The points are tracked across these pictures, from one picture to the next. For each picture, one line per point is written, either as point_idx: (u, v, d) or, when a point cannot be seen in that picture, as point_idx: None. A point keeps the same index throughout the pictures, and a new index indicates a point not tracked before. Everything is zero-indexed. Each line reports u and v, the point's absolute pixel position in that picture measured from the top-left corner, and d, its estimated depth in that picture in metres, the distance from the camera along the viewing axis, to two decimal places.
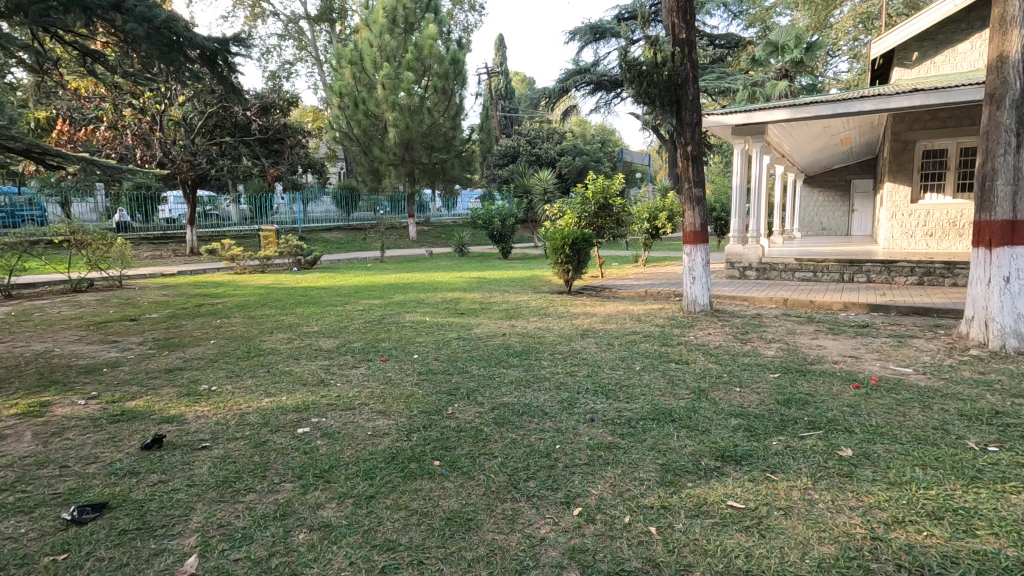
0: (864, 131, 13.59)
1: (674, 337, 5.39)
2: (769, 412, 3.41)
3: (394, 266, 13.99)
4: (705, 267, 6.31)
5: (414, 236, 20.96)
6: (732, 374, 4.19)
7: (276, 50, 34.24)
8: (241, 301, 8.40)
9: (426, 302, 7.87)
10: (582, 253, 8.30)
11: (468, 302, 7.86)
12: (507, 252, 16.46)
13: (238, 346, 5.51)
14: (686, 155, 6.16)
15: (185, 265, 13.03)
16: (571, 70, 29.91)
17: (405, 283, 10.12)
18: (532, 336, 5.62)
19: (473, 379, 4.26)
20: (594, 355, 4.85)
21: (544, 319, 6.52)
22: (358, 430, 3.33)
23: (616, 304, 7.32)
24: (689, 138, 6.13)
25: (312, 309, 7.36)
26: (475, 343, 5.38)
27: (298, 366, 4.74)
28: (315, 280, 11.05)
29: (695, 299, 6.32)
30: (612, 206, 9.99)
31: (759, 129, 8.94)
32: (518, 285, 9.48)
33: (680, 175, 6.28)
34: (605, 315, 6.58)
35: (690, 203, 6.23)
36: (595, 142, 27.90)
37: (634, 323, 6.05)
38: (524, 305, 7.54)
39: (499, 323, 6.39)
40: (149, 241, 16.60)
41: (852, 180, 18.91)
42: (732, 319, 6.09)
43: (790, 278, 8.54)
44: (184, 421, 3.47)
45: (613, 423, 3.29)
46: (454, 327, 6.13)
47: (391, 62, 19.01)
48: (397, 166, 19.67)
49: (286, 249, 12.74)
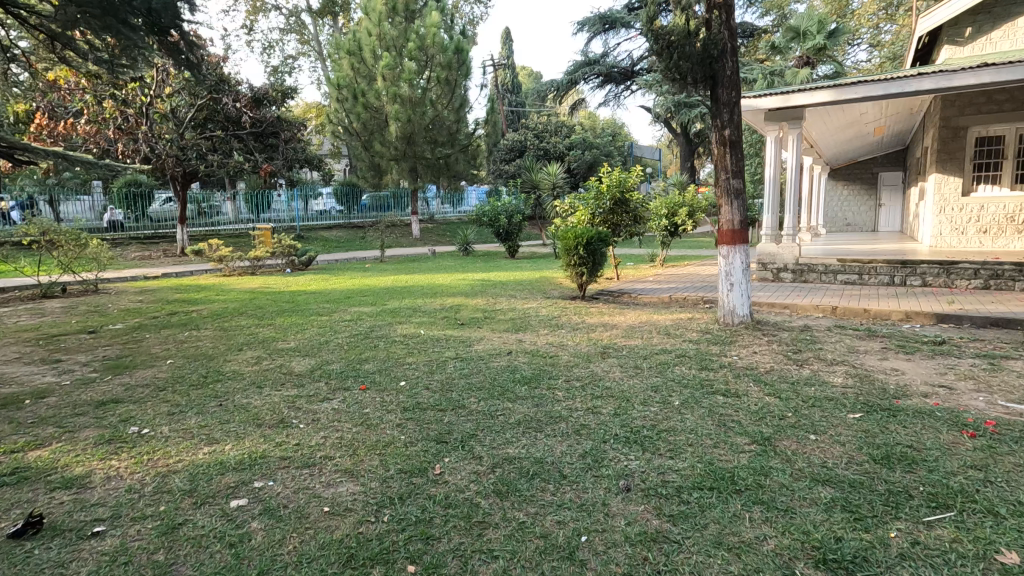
0: (901, 119, 12.56)
1: (713, 357, 4.49)
2: (869, 479, 2.51)
3: (394, 267, 13.18)
4: (745, 272, 5.39)
5: (417, 234, 20.09)
6: (799, 414, 3.28)
7: (279, 45, 33.49)
8: (218, 309, 7.56)
9: (423, 310, 7.02)
10: (598, 254, 7.40)
11: (470, 310, 6.97)
12: (514, 250, 15.61)
13: (195, 369, 4.66)
14: (723, 140, 5.26)
15: (171, 267, 12.24)
16: (580, 61, 28.92)
17: (402, 286, 9.27)
18: (543, 355, 4.74)
19: (470, 419, 3.39)
20: (620, 383, 3.96)
21: (557, 332, 5.64)
22: (311, 503, 2.47)
23: (639, 312, 6.42)
24: (726, 120, 5.23)
25: (294, 320, 6.52)
26: (475, 364, 4.51)
27: (257, 398, 3.88)
28: (307, 283, 10.22)
29: (733, 309, 5.42)
30: (629, 201, 9.08)
31: (794, 115, 7.99)
32: (526, 289, 8.60)
33: (715, 163, 5.38)
34: (627, 328, 5.68)
35: (727, 195, 5.30)
36: (604, 135, 26.92)
37: (663, 338, 5.15)
38: (533, 313, 6.66)
39: (503, 337, 5.52)
40: (139, 240, 15.85)
41: (879, 172, 17.83)
42: (778, 333, 5.17)
43: (831, 281, 7.61)
44: (86, 487, 2.64)
45: (657, 497, 2.41)
46: (451, 342, 5.27)
47: (392, 51, 18.09)
48: (399, 161, 18.78)
49: (279, 249, 11.95)
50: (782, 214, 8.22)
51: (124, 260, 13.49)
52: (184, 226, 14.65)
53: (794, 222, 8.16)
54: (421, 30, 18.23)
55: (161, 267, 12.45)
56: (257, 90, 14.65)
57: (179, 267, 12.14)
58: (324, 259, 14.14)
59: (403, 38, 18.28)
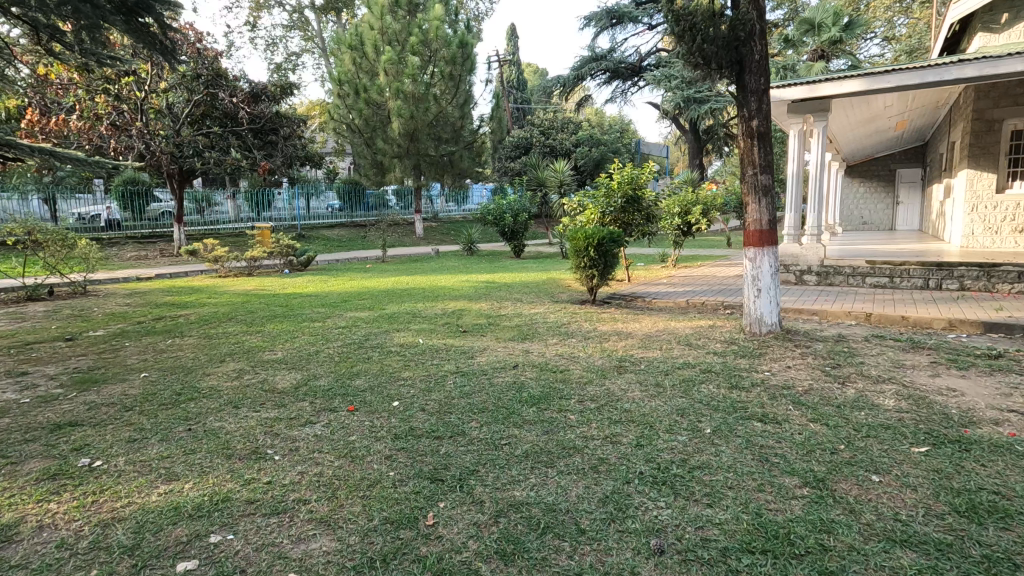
0: (924, 114, 12.01)
1: (743, 373, 4.02)
2: (958, 539, 2.04)
3: (396, 267, 12.76)
4: (774, 278, 4.88)
5: (420, 233, 19.67)
6: (854, 447, 2.81)
7: (282, 42, 33.16)
8: (207, 314, 7.14)
9: (423, 315, 6.57)
10: (610, 256, 6.92)
11: (473, 315, 6.54)
12: (519, 250, 15.18)
13: (170, 385, 4.22)
14: (750, 131, 4.78)
15: (166, 267, 11.85)
16: (587, 57, 28.41)
17: (403, 289, 8.83)
18: (552, 370, 4.28)
19: (471, 451, 2.94)
20: (641, 405, 3.50)
21: (568, 342, 5.19)
22: (275, 567, 2.03)
23: (655, 319, 5.95)
24: (753, 110, 4.76)
25: (285, 326, 6.09)
26: (476, 381, 4.06)
27: (232, 421, 3.43)
28: (304, 284, 9.81)
29: (761, 318, 4.94)
30: (641, 199, 8.61)
31: (819, 106, 7.49)
32: (533, 292, 8.15)
33: (741, 157, 4.90)
34: (643, 337, 5.22)
35: (755, 192, 4.81)
36: (612, 132, 26.41)
37: (684, 349, 4.68)
38: (540, 319, 6.20)
39: (509, 347, 5.07)
40: (136, 239, 15.49)
41: (897, 169, 17.24)
42: (812, 344, 4.69)
43: (860, 284, 7.12)
44: (8, 543, 2.20)
45: (699, 564, 1.95)
46: (452, 353, 4.83)
47: (394, 45, 17.61)
48: (402, 158, 18.32)
49: (277, 249, 11.55)
50: (805, 213, 7.72)
51: (119, 260, 13.13)
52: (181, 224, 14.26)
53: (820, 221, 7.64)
54: (424, 24, 17.78)
55: (156, 267, 12.07)
56: (256, 84, 14.31)
57: (174, 267, 11.76)
58: (324, 259, 13.74)
59: (406, 32, 17.83)
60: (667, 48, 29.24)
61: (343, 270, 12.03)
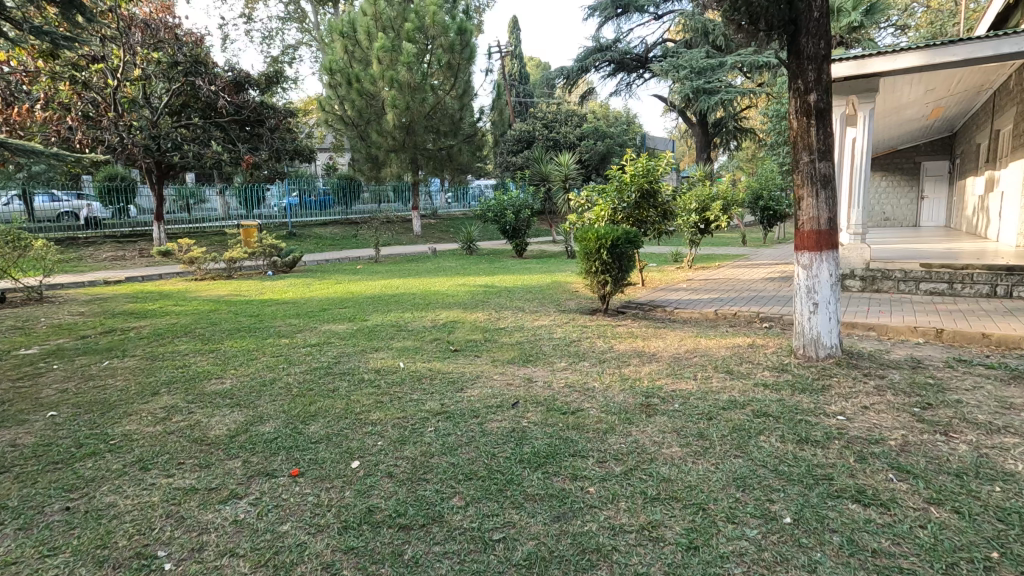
0: (962, 101, 10.99)
1: (811, 420, 3.09)
2: None
3: (388, 268, 11.89)
4: (834, 288, 3.96)
5: (418, 230, 18.76)
6: (1016, 559, 1.88)
7: (278, 34, 32.15)
8: (163, 327, 6.21)
9: (409, 330, 5.68)
10: (626, 260, 6.01)
11: (468, 330, 5.62)
12: (521, 249, 14.35)
13: (76, 430, 3.30)
14: (807, 108, 3.84)
15: (138, 269, 10.95)
16: (591, 48, 27.41)
17: (391, 294, 7.94)
18: (561, 412, 3.35)
19: (449, 557, 2.03)
20: (684, 472, 2.58)
21: (580, 367, 4.26)
22: None
23: (681, 335, 5.05)
24: (811, 81, 3.83)
25: (246, 344, 5.18)
26: (463, 429, 3.14)
27: (130, 496, 2.52)
28: (285, 289, 8.91)
29: (816, 338, 4.00)
30: (656, 193, 7.71)
31: (865, 86, 6.51)
32: (536, 299, 7.26)
33: (792, 141, 3.98)
34: (670, 361, 4.30)
35: (811, 183, 3.88)
36: (618, 124, 25.46)
37: (725, 380, 3.76)
38: (545, 335, 5.30)
39: (507, 374, 4.16)
40: (115, 238, 14.58)
41: (923, 162, 16.24)
42: (886, 374, 3.74)
43: (913, 291, 6.17)
44: None
45: None
46: (438, 384, 3.92)
47: (389, 32, 16.64)
48: (398, 152, 17.38)
49: (259, 250, 10.66)
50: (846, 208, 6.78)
51: (92, 261, 12.28)
52: (161, 222, 13.40)
53: (864, 218, 6.69)
54: (420, 9, 16.81)
55: (129, 269, 11.21)
56: (238, 72, 13.40)
57: (147, 269, 10.89)
58: (312, 259, 12.87)
59: (401, 17, 16.86)
60: (674, 38, 28.23)
61: (331, 272, 11.13)
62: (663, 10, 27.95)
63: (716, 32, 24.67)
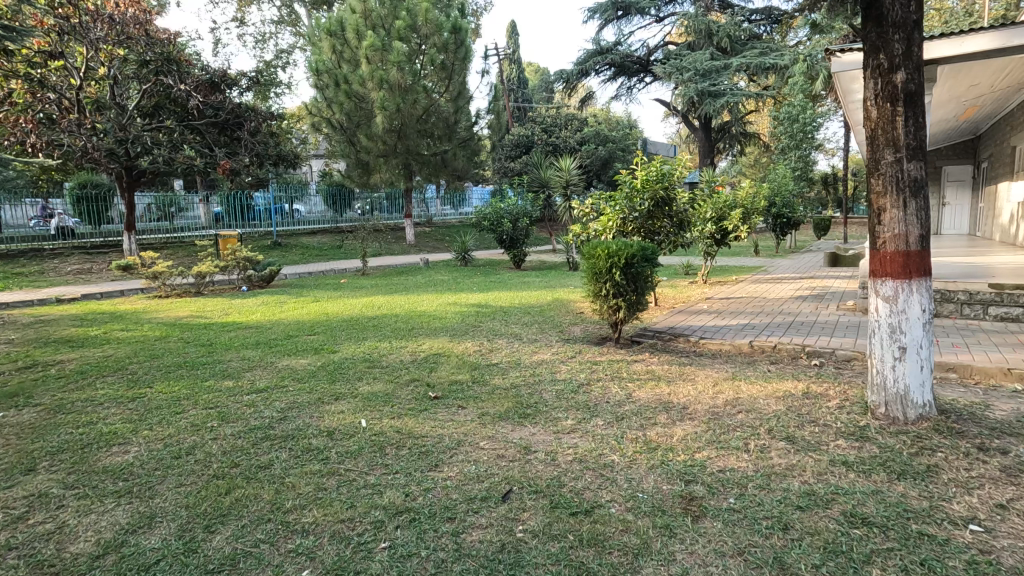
0: (998, 100, 10.08)
1: (935, 533, 2.12)
2: None
3: (374, 281, 10.95)
4: (927, 326, 3.00)
5: (411, 239, 17.90)
6: None
7: (271, 38, 31.21)
8: (92, 361, 5.22)
9: (383, 369, 4.70)
10: (643, 281, 5.05)
11: (453, 368, 4.64)
12: (519, 260, 13.49)
13: None
14: (892, 91, 2.91)
15: (101, 285, 9.97)
16: (591, 50, 26.58)
17: (370, 317, 6.97)
18: (571, 512, 2.39)
19: None
20: None
21: (591, 429, 3.27)
22: None
23: (714, 377, 4.10)
24: (898, 54, 2.90)
25: (179, 389, 4.19)
26: (431, 546, 2.18)
27: None
28: (253, 308, 7.95)
29: (904, 394, 3.03)
30: (672, 200, 6.77)
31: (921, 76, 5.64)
32: (536, 322, 6.35)
33: (870, 134, 3.05)
34: (709, 419, 3.33)
35: (894, 189, 2.95)
36: (620, 129, 24.64)
37: (790, 454, 2.81)
38: (544, 376, 4.33)
39: (498, 438, 3.20)
40: (84, 250, 13.56)
41: (943, 166, 15.40)
42: (1008, 446, 2.79)
43: (980, 316, 5.26)
44: None
45: None
46: (403, 458, 2.95)
47: (379, 31, 15.73)
48: (389, 157, 16.48)
49: (231, 264, 9.70)
50: None
51: (55, 275, 11.32)
52: (132, 232, 12.47)
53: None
54: (412, 6, 15.94)
55: (90, 285, 10.26)
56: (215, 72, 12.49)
57: (109, 284, 9.96)
58: (293, 271, 11.99)
59: (392, 16, 16.01)
60: (676, 41, 27.49)
61: (310, 287, 10.19)
62: (665, 12, 27.20)
63: (720, 33, 23.89)
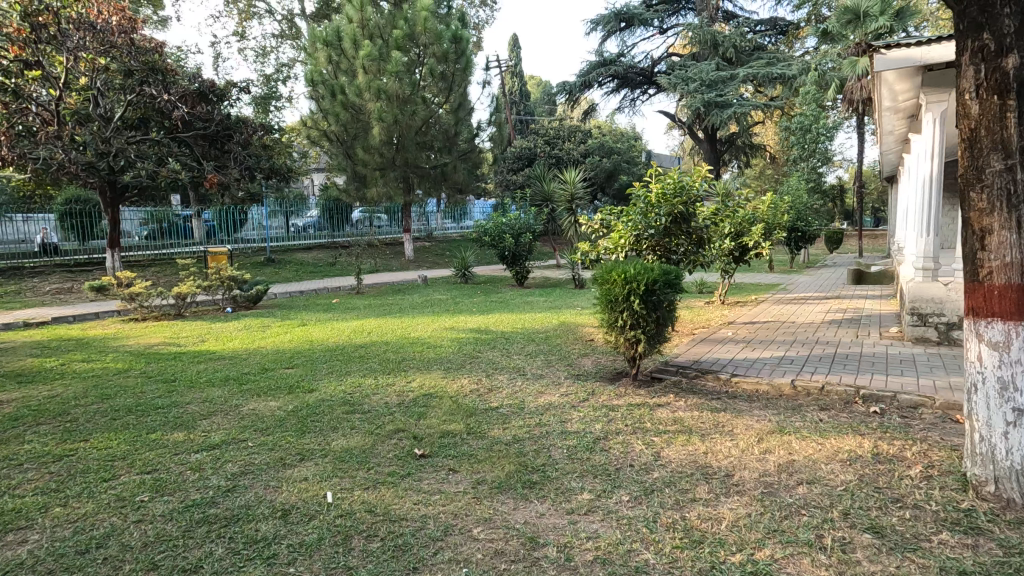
0: None
1: None
2: None
3: (368, 301, 10.31)
4: None
5: (410, 255, 17.32)
6: None
7: (271, 52, 30.89)
8: (33, 403, 4.53)
9: (363, 417, 4.00)
10: (665, 310, 4.37)
11: (445, 414, 3.95)
12: (523, 277, 12.85)
13: None
14: (1002, 81, 2.26)
15: (76, 307, 9.33)
16: (594, 62, 26.12)
17: (358, 345, 6.31)
18: None
19: None
20: None
21: (614, 509, 2.59)
22: None
23: (756, 431, 3.42)
24: (1010, 31, 2.25)
25: (117, 445, 3.50)
26: None
27: None
28: (232, 335, 7.29)
29: (1021, 469, 2.35)
30: (691, 215, 6.13)
31: None
32: (542, 352, 5.66)
33: (968, 135, 2.39)
34: (762, 496, 2.64)
35: (1004, 204, 2.29)
36: (624, 141, 24.12)
37: (882, 557, 2.12)
38: (553, 426, 3.64)
39: (496, 524, 2.51)
40: (67, 268, 12.87)
41: None
42: None
43: None
44: None
45: None
46: (371, 558, 2.26)
47: (376, 40, 15.24)
48: (387, 170, 15.93)
49: (215, 283, 9.07)
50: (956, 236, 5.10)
51: (32, 296, 10.69)
52: (116, 249, 11.87)
53: (937, 247, 5.29)
54: (410, 15, 15.46)
55: (65, 306, 9.63)
56: (203, 82, 11.98)
57: (85, 306, 9.33)
58: (283, 290, 11.37)
59: (390, 25, 15.54)
60: (681, 52, 27.06)
61: (298, 308, 9.54)
62: (667, 24, 26.88)
63: (725, 43, 23.47)
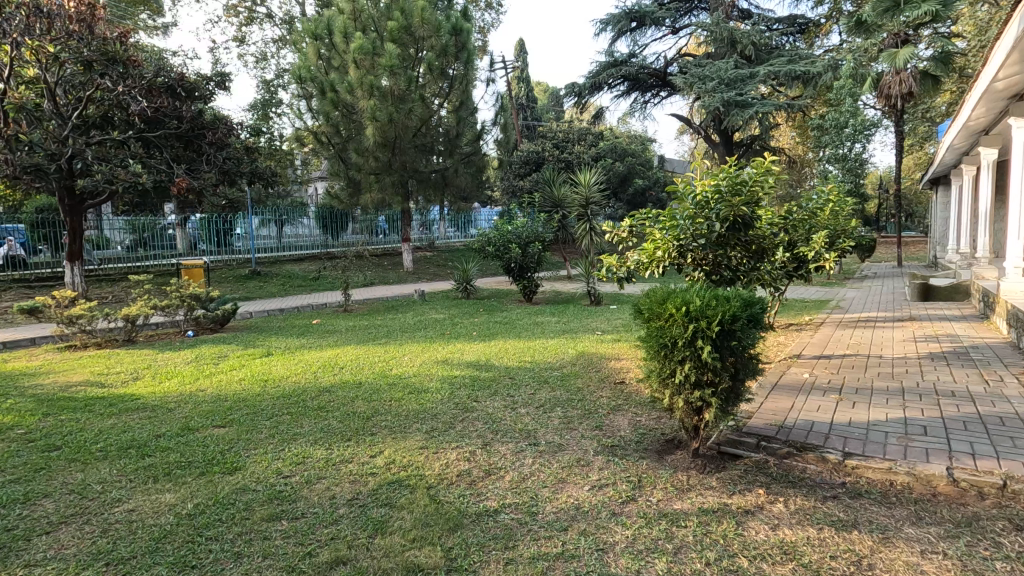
0: None
1: None
2: None
3: (353, 322, 8.95)
4: None
5: (409, 266, 15.99)
6: None
7: (272, 56, 29.83)
8: None
9: (290, 529, 2.60)
10: (746, 359, 2.98)
11: (415, 528, 2.54)
12: (531, 291, 11.45)
13: None
14: None
15: (13, 331, 8.02)
16: (604, 62, 24.79)
17: (319, 390, 4.89)
18: None
19: None
20: None
21: None
22: None
23: None
24: None
25: None
26: None
27: None
28: (175, 370, 5.92)
29: None
30: (753, 218, 4.72)
31: None
32: (556, 405, 4.19)
33: None
34: None
35: None
36: (637, 144, 22.71)
37: None
38: (586, 565, 2.21)
39: None
40: (25, 285, 11.46)
41: None
42: None
43: None
44: None
45: None
46: None
47: (369, 33, 14.00)
48: (382, 175, 14.63)
49: (173, 302, 7.72)
50: None
51: None
52: (76, 262, 10.56)
53: None
54: (406, 7, 14.22)
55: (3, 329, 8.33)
56: (171, 74, 10.71)
57: (23, 330, 8.03)
58: (259, 308, 10.05)
59: (385, 17, 14.31)
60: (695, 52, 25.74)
61: (271, 331, 8.19)
62: (680, 23, 25.55)
63: (743, 41, 21.96)
